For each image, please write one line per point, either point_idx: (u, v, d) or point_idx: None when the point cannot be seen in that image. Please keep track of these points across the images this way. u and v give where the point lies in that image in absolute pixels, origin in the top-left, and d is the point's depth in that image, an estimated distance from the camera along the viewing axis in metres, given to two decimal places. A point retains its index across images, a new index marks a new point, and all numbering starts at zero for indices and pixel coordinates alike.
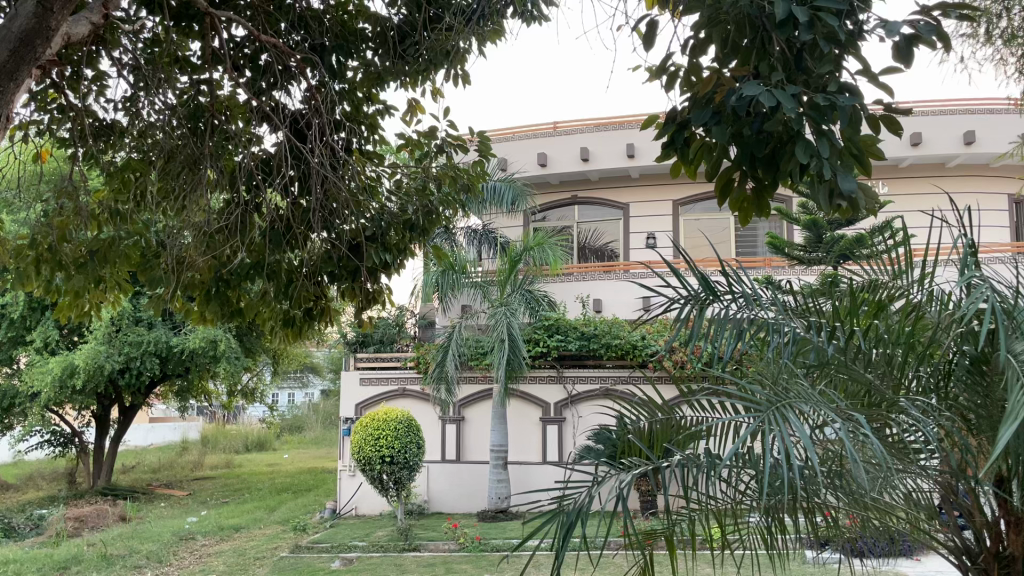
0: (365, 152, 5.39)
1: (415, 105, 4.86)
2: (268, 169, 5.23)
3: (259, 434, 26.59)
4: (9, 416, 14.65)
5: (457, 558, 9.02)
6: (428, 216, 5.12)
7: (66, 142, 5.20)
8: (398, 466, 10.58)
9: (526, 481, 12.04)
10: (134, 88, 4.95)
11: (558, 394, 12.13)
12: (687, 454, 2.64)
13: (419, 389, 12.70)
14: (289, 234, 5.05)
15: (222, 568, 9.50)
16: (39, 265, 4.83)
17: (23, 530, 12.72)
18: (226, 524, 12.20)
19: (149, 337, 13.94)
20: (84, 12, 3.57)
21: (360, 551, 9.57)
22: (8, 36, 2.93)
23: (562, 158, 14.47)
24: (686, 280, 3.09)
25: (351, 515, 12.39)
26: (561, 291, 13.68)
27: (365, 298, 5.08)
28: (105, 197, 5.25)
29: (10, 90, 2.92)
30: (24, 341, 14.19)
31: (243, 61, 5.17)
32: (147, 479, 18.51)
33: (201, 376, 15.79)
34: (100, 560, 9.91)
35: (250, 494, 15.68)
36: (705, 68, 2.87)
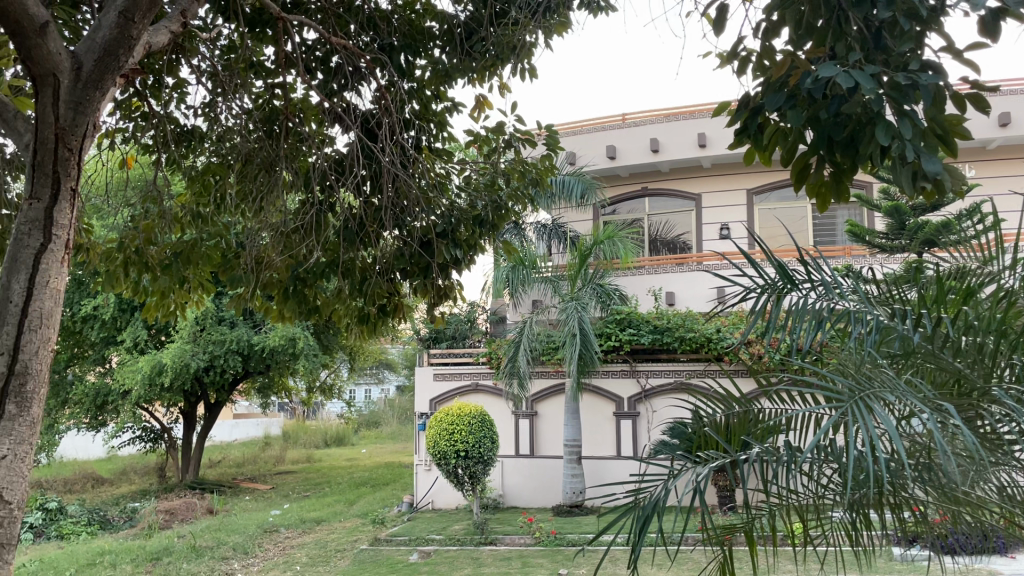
0: (434, 149, 5.43)
1: (482, 101, 4.87)
2: (341, 169, 5.32)
3: (338, 429, 27.18)
4: (103, 413, 15.35)
5: (533, 552, 9.02)
6: (497, 212, 5.16)
7: (150, 149, 5.41)
8: (473, 461, 10.68)
9: (601, 476, 11.99)
10: (212, 94, 5.10)
11: (632, 389, 12.02)
12: (765, 447, 2.59)
13: (492, 384, 12.77)
14: (362, 232, 5.12)
15: (304, 559, 9.76)
16: (127, 267, 5.05)
17: (117, 522, 13.32)
18: (308, 517, 12.50)
19: (231, 335, 14.40)
20: (164, 22, 3.66)
21: (437, 545, 9.68)
22: (93, 47, 3.04)
23: (632, 149, 14.33)
24: (763, 269, 3.02)
25: (428, 509, 12.54)
26: (633, 285, 13.59)
27: (436, 294, 5.10)
28: (188, 200, 5.46)
29: (97, 99, 3.01)
30: (116, 341, 14.86)
31: (315, 63, 5.26)
32: (233, 474, 19.13)
33: (281, 373, 16.22)
34: (190, 551, 10.29)
35: (329, 488, 16.04)
36: (779, 51, 2.79)
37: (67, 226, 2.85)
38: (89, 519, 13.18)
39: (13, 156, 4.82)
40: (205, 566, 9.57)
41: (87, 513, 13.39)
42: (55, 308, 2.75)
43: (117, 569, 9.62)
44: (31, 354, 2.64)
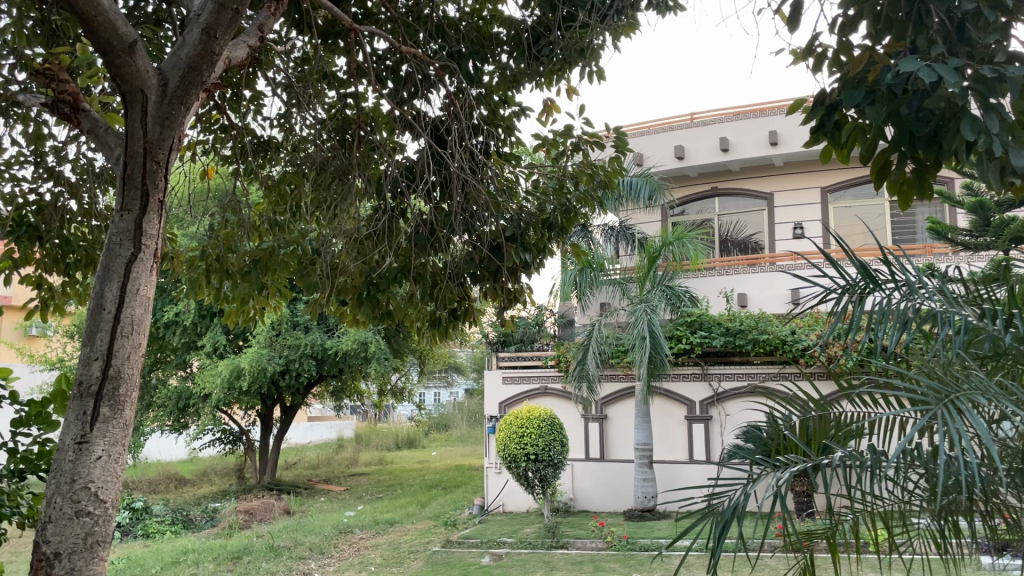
0: (502, 154, 5.45)
1: (550, 105, 4.88)
2: (411, 176, 5.39)
3: (409, 432, 27.53)
4: (185, 416, 15.90)
5: (605, 556, 8.99)
6: (566, 215, 5.17)
7: (229, 159, 5.60)
8: (543, 464, 10.68)
9: (673, 480, 11.87)
10: (288, 106, 5.25)
11: (703, 392, 11.85)
12: (847, 452, 2.53)
13: (561, 387, 12.73)
14: (433, 237, 5.18)
15: (378, 560, 9.92)
16: (209, 274, 5.23)
17: (199, 522, 13.78)
18: (382, 518, 12.71)
19: (305, 339, 14.76)
20: (242, 38, 3.78)
21: (509, 547, 9.72)
22: (178, 64, 3.13)
23: (701, 149, 14.14)
24: (844, 269, 2.95)
25: (499, 511, 12.60)
26: (704, 286, 13.41)
27: (506, 298, 5.16)
28: (266, 209, 5.64)
29: (181, 113, 3.11)
30: (197, 345, 15.39)
31: (386, 72, 5.36)
32: (308, 475, 19.56)
33: (353, 377, 16.51)
34: (269, 551, 10.57)
35: (401, 490, 16.28)
36: (856, 46, 2.72)
37: (155, 236, 2.97)
38: (173, 519, 13.67)
39: (104, 169, 5.05)
40: (284, 565, 9.81)
41: (171, 513, 13.89)
42: (144, 314, 2.88)
43: (201, 567, 9.96)
44: (123, 358, 2.77)
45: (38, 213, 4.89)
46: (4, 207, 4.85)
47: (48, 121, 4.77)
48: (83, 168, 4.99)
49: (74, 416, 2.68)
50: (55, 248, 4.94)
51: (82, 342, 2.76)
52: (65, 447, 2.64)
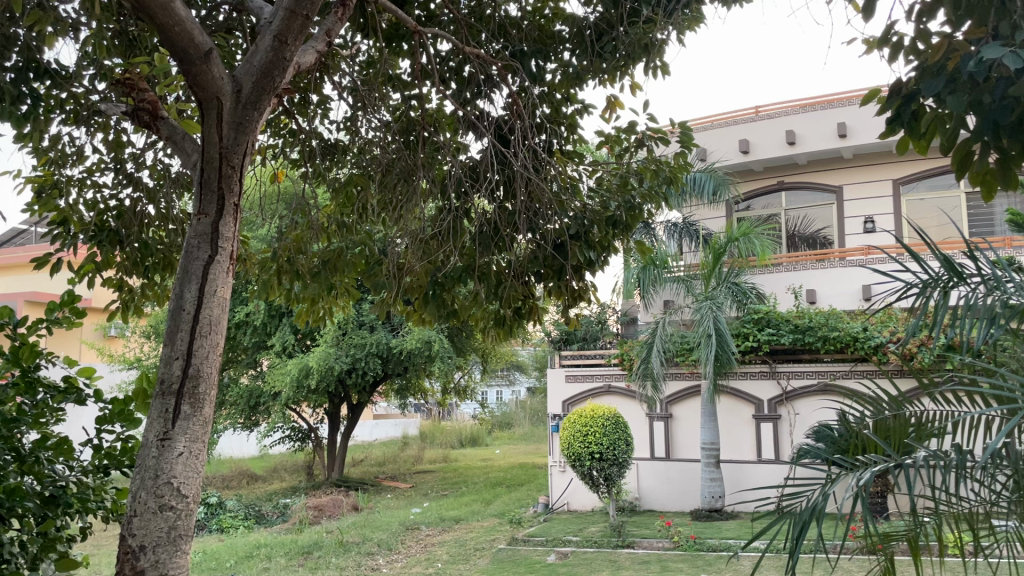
0: (565, 152, 5.42)
1: (613, 102, 4.84)
2: (475, 176, 5.42)
3: (472, 430, 27.71)
4: (256, 414, 16.31)
5: (672, 556, 8.91)
6: (631, 212, 5.07)
7: (298, 162, 5.74)
8: (608, 463, 10.62)
9: (742, 480, 11.67)
10: (353, 109, 5.34)
11: (772, 391, 11.62)
12: (932, 452, 2.46)
13: (624, 386, 12.64)
14: (497, 236, 5.20)
15: (445, 557, 10.02)
16: (280, 275, 5.37)
17: (271, 517, 14.13)
18: (448, 516, 12.82)
19: (371, 338, 14.98)
20: (311, 43, 3.86)
21: (574, 546, 9.70)
22: (251, 70, 3.20)
23: (766, 143, 13.87)
24: (926, 264, 2.86)
25: (564, 510, 12.58)
26: (771, 283, 13.15)
27: (571, 296, 5.11)
28: (333, 211, 5.75)
29: (255, 119, 3.18)
30: (267, 345, 15.79)
31: (449, 73, 5.39)
32: (374, 472, 19.87)
33: (417, 375, 16.68)
34: (338, 546, 10.78)
35: (466, 488, 16.41)
36: (934, 33, 2.63)
37: (231, 239, 3.05)
38: (246, 514, 14.06)
39: (180, 175, 5.21)
40: (353, 561, 10.02)
41: (244, 508, 14.29)
42: (222, 315, 2.97)
43: (273, 561, 10.23)
44: (202, 358, 2.86)
45: (118, 218, 5.08)
46: (86, 212, 5.04)
47: (127, 129, 4.94)
48: (161, 174, 5.16)
49: (156, 414, 2.78)
50: (134, 252, 5.12)
51: (164, 342, 2.86)
52: (149, 443, 2.74)
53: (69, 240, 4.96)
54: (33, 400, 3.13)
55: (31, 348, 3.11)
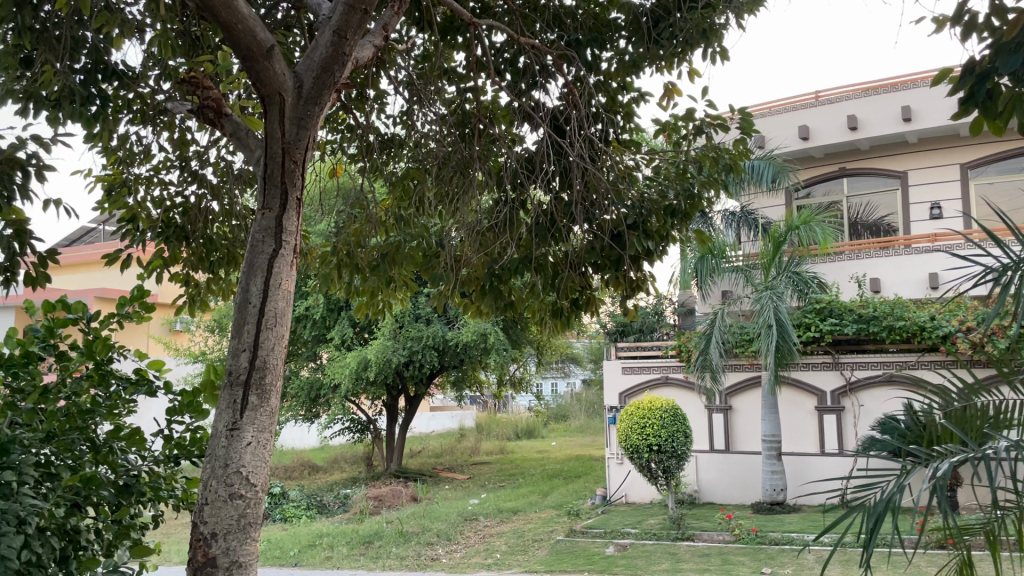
0: (622, 141, 5.34)
1: (670, 90, 4.76)
2: (531, 167, 5.39)
3: (528, 422, 27.78)
4: (316, 406, 16.60)
5: (733, 550, 8.80)
6: (689, 200, 4.96)
7: (355, 157, 5.80)
8: (666, 455, 10.53)
9: (805, 473, 11.43)
10: (409, 103, 5.37)
11: (835, 382, 11.36)
12: (1015, 444, 2.39)
13: (683, 377, 12.50)
14: (553, 227, 5.16)
15: (504, 547, 10.07)
16: (340, 269, 5.45)
17: (332, 507, 14.38)
18: (506, 507, 12.88)
19: (427, 331, 15.10)
20: (368, 38, 3.89)
21: (633, 538, 9.66)
22: (312, 66, 3.24)
23: (827, 128, 13.54)
24: (1007, 248, 2.77)
25: (622, 502, 12.51)
26: (833, 271, 12.85)
27: (628, 287, 5.02)
28: (391, 205, 5.80)
29: (316, 114, 3.22)
30: (326, 338, 16.07)
31: (504, 65, 5.37)
32: (432, 463, 20.09)
33: (473, 367, 16.76)
34: (399, 536, 10.93)
35: (524, 479, 16.48)
36: (1012, 9, 2.53)
37: (295, 232, 3.10)
38: (308, 504, 14.35)
39: (242, 171, 5.31)
40: (413, 551, 10.17)
41: (307, 498, 14.59)
42: (287, 308, 3.02)
43: (335, 550, 10.44)
44: (268, 350, 2.92)
45: (184, 215, 5.21)
46: (154, 210, 5.18)
47: (191, 128, 5.07)
48: (223, 170, 5.27)
49: (224, 404, 2.85)
50: (200, 247, 5.24)
51: (231, 335, 2.93)
52: (218, 433, 2.80)
53: (138, 236, 5.10)
54: (107, 392, 3.22)
55: (104, 341, 3.20)
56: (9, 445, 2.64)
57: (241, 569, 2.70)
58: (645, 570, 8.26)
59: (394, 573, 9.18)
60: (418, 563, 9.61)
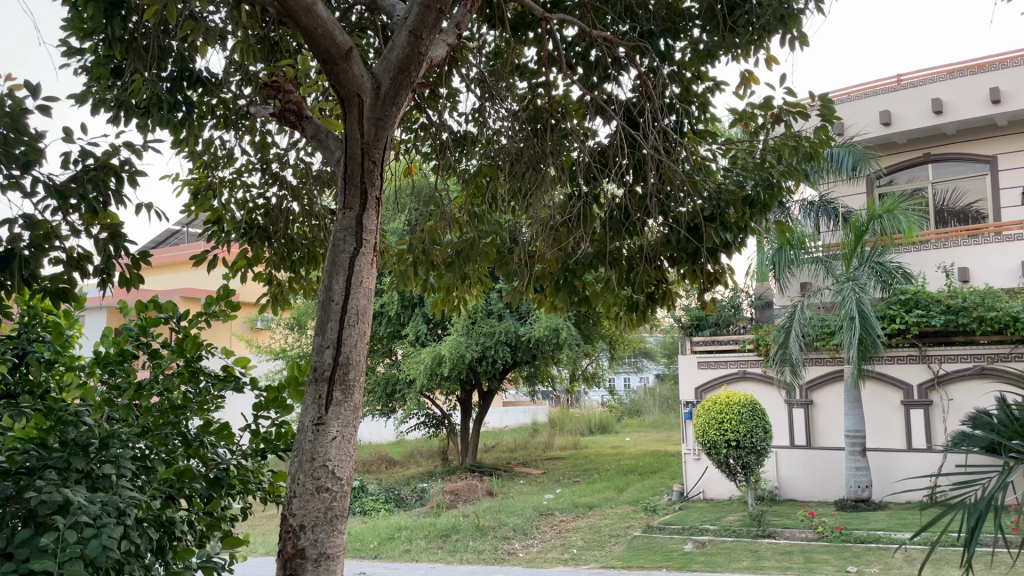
0: (697, 131, 5.24)
1: (747, 78, 4.66)
2: (604, 161, 5.35)
3: (601, 418, 27.63)
4: (392, 401, 16.88)
5: (817, 547, 8.59)
6: (769, 191, 4.78)
7: (429, 156, 5.86)
8: (745, 451, 10.35)
9: (892, 470, 11.06)
10: (481, 100, 5.39)
11: (923, 375, 10.96)
12: None
13: (761, 372, 12.24)
14: (628, 221, 5.10)
15: (580, 543, 10.06)
16: (416, 266, 5.53)
17: (410, 500, 14.61)
18: (581, 502, 12.85)
19: (499, 327, 15.16)
20: (442, 36, 3.91)
21: (713, 535, 9.52)
22: (389, 66, 3.28)
23: (910, 113, 13.06)
24: None
25: (700, 498, 12.35)
26: (918, 261, 12.39)
27: (705, 281, 4.84)
28: (464, 202, 5.85)
29: (394, 113, 3.27)
30: (401, 334, 16.33)
31: (576, 59, 5.32)
32: (506, 458, 20.22)
33: (546, 362, 16.77)
34: (476, 530, 11.04)
35: (598, 474, 16.45)
36: None
37: (375, 231, 3.16)
38: (386, 498, 14.64)
39: (321, 172, 5.43)
40: (490, 545, 10.26)
41: (385, 492, 14.90)
42: (368, 305, 3.08)
43: (414, 544, 10.62)
44: (351, 346, 2.98)
45: (266, 216, 5.36)
46: (237, 212, 5.35)
47: (272, 131, 5.20)
48: (302, 172, 5.39)
49: (311, 400, 2.93)
50: (281, 247, 5.39)
51: (316, 332, 3.00)
52: (305, 428, 2.88)
53: (223, 238, 5.28)
54: (196, 388, 3.34)
55: (194, 339, 3.31)
56: (108, 440, 2.75)
57: (329, 561, 2.76)
58: (725, 567, 8.15)
59: (472, 566, 9.27)
60: (495, 557, 9.69)
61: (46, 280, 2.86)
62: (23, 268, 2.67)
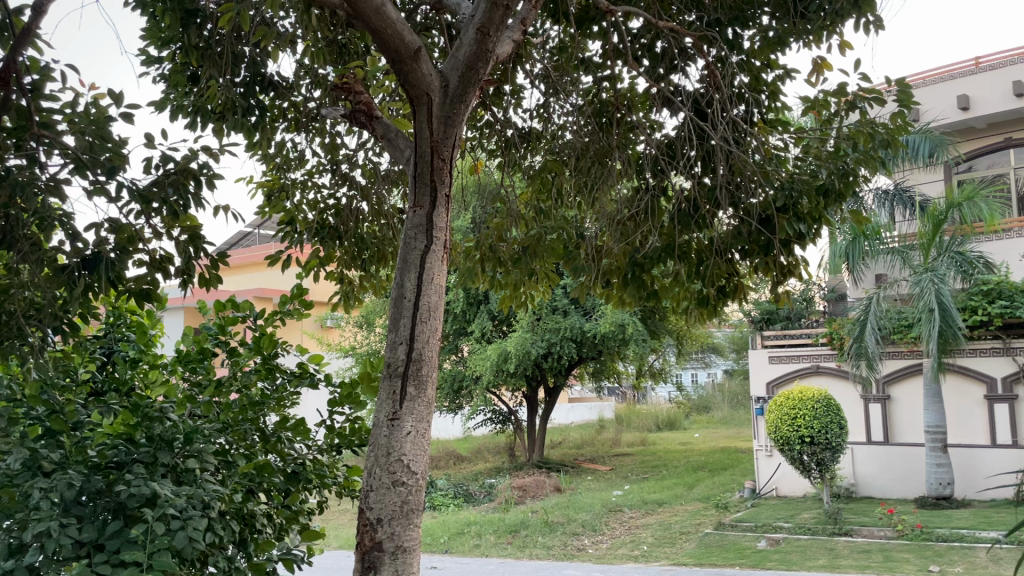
0: (768, 121, 5.12)
1: (821, 64, 4.54)
2: (672, 153, 5.27)
3: (668, 413, 27.36)
4: (459, 398, 17.02)
5: (896, 546, 8.35)
6: (844, 179, 4.66)
7: (494, 153, 5.89)
8: (820, 447, 10.10)
9: (977, 467, 10.67)
10: (546, 96, 5.39)
11: (1007, 369, 10.53)
12: None
13: (835, 366, 11.93)
14: (697, 214, 5.01)
15: (651, 540, 9.97)
16: (484, 263, 5.57)
17: (478, 496, 14.72)
18: (651, 499, 12.74)
19: (565, 323, 15.14)
20: (507, 33, 3.91)
21: (787, 533, 9.32)
22: (457, 64, 3.29)
23: (990, 97, 12.55)
24: None
25: (773, 496, 12.12)
26: (1001, 251, 11.90)
27: (780, 273, 4.73)
28: (530, 198, 5.86)
29: (462, 111, 3.28)
30: (466, 331, 16.45)
31: (642, 51, 5.26)
32: (574, 454, 20.20)
33: (612, 358, 16.67)
34: (545, 526, 11.05)
35: (667, 471, 16.28)
36: None
37: (444, 229, 3.19)
38: (455, 493, 14.79)
39: (389, 171, 5.49)
40: (559, 541, 10.26)
41: (454, 488, 15.05)
42: (440, 301, 3.11)
43: (483, 539, 10.71)
44: (424, 343, 3.02)
45: (336, 216, 5.45)
46: (309, 212, 5.46)
47: (340, 132, 5.30)
48: (370, 172, 5.46)
49: (385, 395, 2.97)
50: (352, 246, 5.47)
51: (389, 328, 3.05)
52: (380, 423, 2.93)
53: (296, 238, 5.42)
54: (274, 384, 3.41)
55: (270, 337, 3.39)
56: (193, 435, 2.83)
57: (406, 555, 2.80)
58: (800, 565, 7.98)
59: (542, 562, 9.29)
60: (564, 553, 9.68)
61: (130, 281, 2.96)
62: (109, 270, 2.74)
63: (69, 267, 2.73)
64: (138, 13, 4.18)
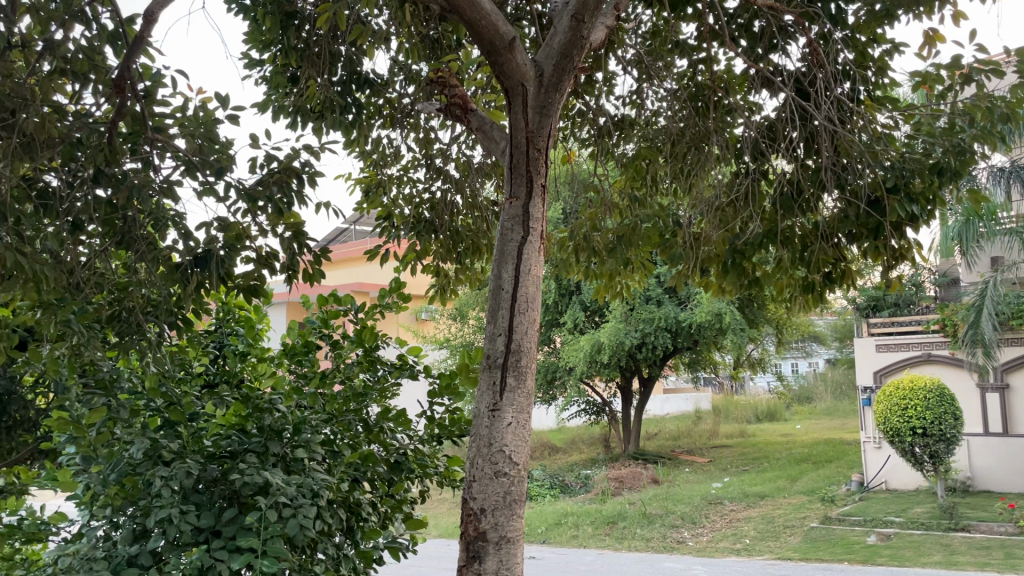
0: (875, 98, 4.89)
1: (933, 36, 4.29)
2: (772, 135, 5.09)
3: (768, 404, 26.67)
4: (553, 388, 17.05)
5: (1019, 543, 7.90)
6: (960, 157, 4.35)
7: (586, 141, 5.83)
8: (933, 438, 9.63)
9: None
10: (639, 82, 5.30)
11: None
12: None
13: (948, 355, 11.30)
14: (800, 197, 4.83)
15: (753, 533, 9.75)
16: (579, 253, 5.54)
17: (574, 486, 14.73)
18: (752, 491, 12.45)
19: (659, 313, 14.92)
20: (600, 18, 3.86)
21: (899, 528, 8.95)
22: (552, 52, 3.26)
23: None
24: None
25: (882, 489, 11.65)
26: None
27: (891, 257, 4.52)
28: (624, 186, 5.77)
29: (557, 100, 3.26)
30: (559, 322, 16.46)
31: (738, 31, 5.10)
32: (671, 446, 19.94)
33: (708, 348, 16.36)
34: (643, 517, 10.96)
35: (768, 463, 15.88)
36: None
37: (541, 219, 3.18)
38: (551, 484, 14.85)
39: (482, 163, 5.51)
40: (658, 533, 10.16)
41: (549, 478, 15.11)
42: (537, 292, 3.10)
43: (581, 530, 10.72)
44: (522, 333, 3.01)
45: (432, 210, 5.51)
46: (405, 206, 5.56)
47: (434, 126, 5.34)
48: (464, 165, 5.49)
49: (485, 386, 2.98)
50: (447, 239, 5.51)
51: (487, 320, 3.06)
52: (481, 414, 2.94)
53: (394, 233, 5.54)
54: (375, 375, 3.44)
55: (371, 330, 3.42)
56: (301, 425, 2.93)
57: (510, 544, 2.81)
58: (914, 561, 7.66)
59: (641, 554, 9.22)
60: (663, 545, 9.59)
61: (239, 278, 3.06)
62: (220, 267, 2.85)
63: (183, 266, 2.87)
64: (240, 17, 4.33)
